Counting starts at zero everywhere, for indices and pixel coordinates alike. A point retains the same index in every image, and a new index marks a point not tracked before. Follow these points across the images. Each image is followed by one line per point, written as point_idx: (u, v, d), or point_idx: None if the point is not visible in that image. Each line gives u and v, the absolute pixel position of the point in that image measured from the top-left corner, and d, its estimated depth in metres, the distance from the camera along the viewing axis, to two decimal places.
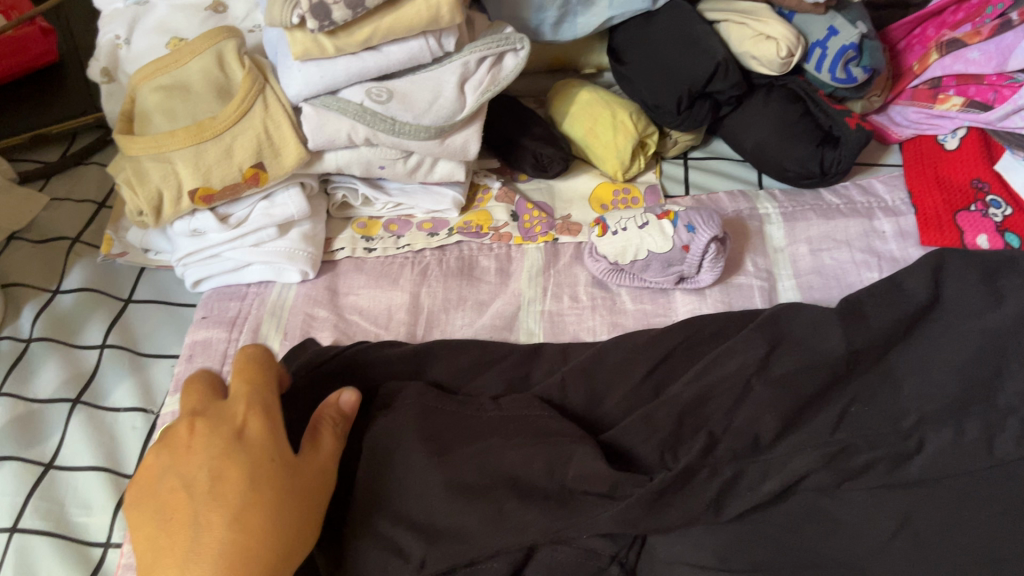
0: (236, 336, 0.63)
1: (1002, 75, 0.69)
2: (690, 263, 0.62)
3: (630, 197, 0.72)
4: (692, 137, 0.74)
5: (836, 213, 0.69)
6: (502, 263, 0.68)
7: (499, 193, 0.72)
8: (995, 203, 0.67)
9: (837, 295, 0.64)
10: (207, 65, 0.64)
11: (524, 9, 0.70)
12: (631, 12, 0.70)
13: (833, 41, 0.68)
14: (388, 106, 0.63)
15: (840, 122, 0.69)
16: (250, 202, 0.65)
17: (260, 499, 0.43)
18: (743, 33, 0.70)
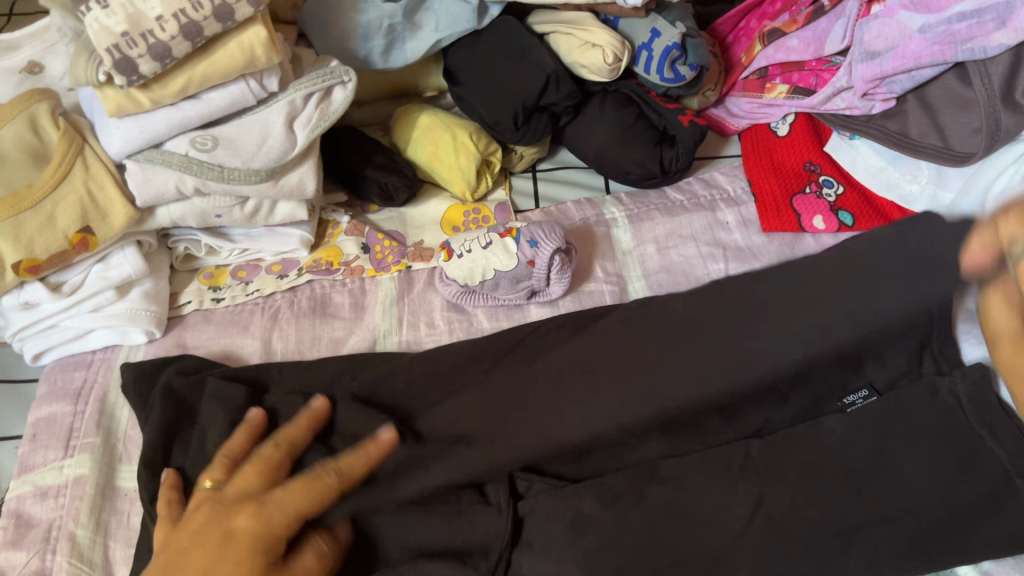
0: (82, 408, 0.61)
1: (821, 60, 0.71)
2: (538, 277, 0.62)
3: (480, 216, 0.72)
4: (536, 150, 0.75)
5: (680, 209, 0.71)
6: (356, 297, 0.67)
7: (349, 226, 0.71)
8: (828, 183, 0.70)
9: (685, 291, 0.65)
10: (19, 130, 0.61)
11: (350, 41, 0.70)
12: (458, 33, 0.71)
13: (657, 43, 0.70)
14: (215, 153, 0.62)
15: (674, 120, 0.70)
16: (83, 266, 0.63)
17: None
18: (570, 43, 0.70)
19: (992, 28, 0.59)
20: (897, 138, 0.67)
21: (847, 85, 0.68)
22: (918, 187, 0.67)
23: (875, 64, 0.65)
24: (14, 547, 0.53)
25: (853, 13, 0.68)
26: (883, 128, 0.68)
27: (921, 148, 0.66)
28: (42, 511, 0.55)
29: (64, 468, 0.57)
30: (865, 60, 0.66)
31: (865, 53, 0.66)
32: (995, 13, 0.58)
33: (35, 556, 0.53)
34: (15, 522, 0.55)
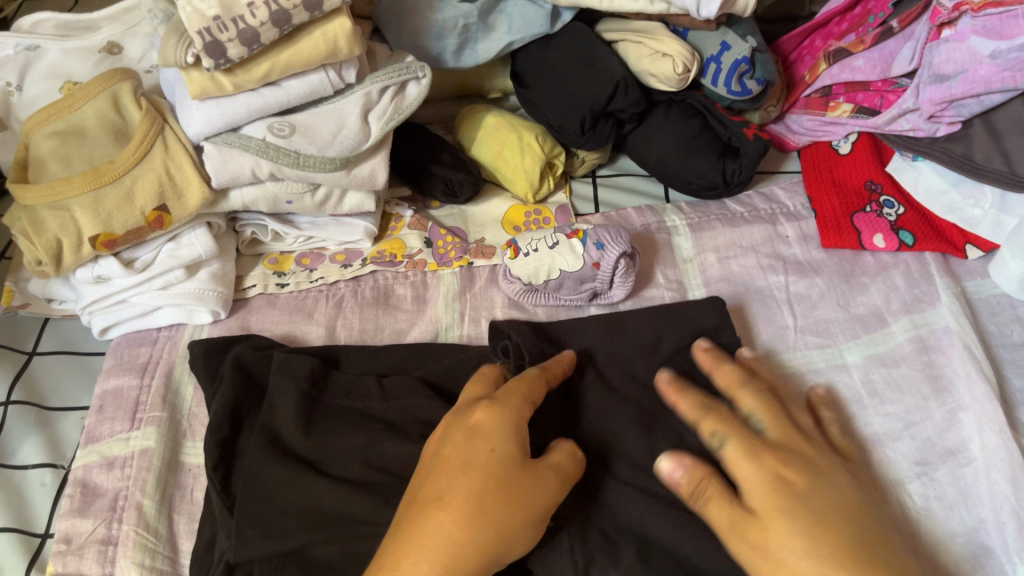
0: (147, 382, 0.62)
1: (887, 81, 0.72)
2: (601, 279, 0.64)
3: (541, 217, 0.73)
4: (598, 155, 0.75)
5: (740, 220, 0.71)
6: (418, 290, 0.68)
7: (412, 220, 0.72)
8: (888, 203, 0.71)
9: (745, 301, 0.66)
10: (102, 108, 0.63)
11: (425, 37, 0.71)
12: (531, 35, 0.72)
13: (726, 56, 0.70)
14: (292, 139, 0.63)
15: (739, 133, 0.71)
16: (155, 244, 0.64)
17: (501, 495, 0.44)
18: (640, 52, 0.71)
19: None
20: (961, 162, 0.67)
21: (913, 107, 0.69)
22: (981, 212, 0.67)
23: (944, 87, 0.66)
24: (82, 514, 0.54)
25: (924, 36, 0.68)
26: (949, 151, 0.68)
27: (986, 173, 0.66)
28: (109, 480, 0.56)
29: (130, 440, 0.58)
30: (934, 82, 0.66)
31: (934, 75, 0.66)
32: None
33: (101, 525, 0.54)
34: (82, 490, 0.56)
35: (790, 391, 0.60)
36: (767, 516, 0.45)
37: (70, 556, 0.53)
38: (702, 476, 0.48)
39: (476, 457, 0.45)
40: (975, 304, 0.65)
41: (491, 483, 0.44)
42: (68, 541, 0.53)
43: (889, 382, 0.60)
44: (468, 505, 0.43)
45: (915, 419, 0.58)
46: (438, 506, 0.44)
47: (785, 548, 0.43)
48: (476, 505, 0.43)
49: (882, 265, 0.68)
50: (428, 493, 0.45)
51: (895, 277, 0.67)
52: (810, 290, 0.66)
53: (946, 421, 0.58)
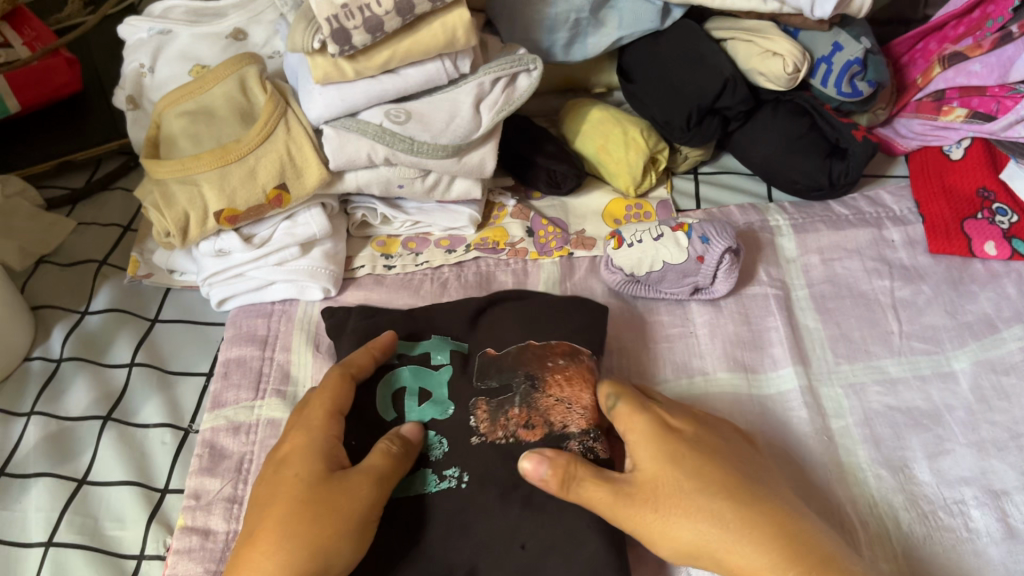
0: (269, 354, 0.65)
1: (1004, 86, 0.71)
2: (704, 274, 0.64)
3: (642, 212, 0.73)
4: (701, 152, 0.76)
5: (845, 223, 0.71)
6: (519, 278, 0.69)
7: (514, 209, 0.73)
8: (1001, 211, 0.69)
9: (849, 304, 0.66)
10: (230, 90, 0.66)
11: (536, 31, 0.72)
12: (640, 31, 0.72)
13: (838, 57, 0.70)
14: (407, 126, 0.65)
15: (847, 135, 0.70)
16: (272, 222, 0.67)
17: (303, 516, 0.45)
18: (749, 50, 0.71)
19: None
20: None
21: None
22: None
23: None
24: (210, 473, 0.57)
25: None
26: None
27: None
28: (235, 444, 0.59)
29: (256, 408, 0.61)
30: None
31: None
32: None
33: (228, 484, 0.57)
34: (210, 451, 0.59)
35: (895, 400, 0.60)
36: (651, 474, 0.46)
37: (198, 511, 0.55)
38: (567, 464, 0.47)
39: (279, 484, 0.47)
40: None
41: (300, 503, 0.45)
42: (197, 497, 0.56)
43: (998, 390, 0.60)
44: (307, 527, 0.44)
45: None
46: (260, 528, 0.45)
47: (681, 513, 0.44)
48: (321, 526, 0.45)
49: (993, 273, 0.67)
50: (292, 483, 0.47)
51: (1006, 286, 0.66)
52: (916, 296, 0.66)
53: None
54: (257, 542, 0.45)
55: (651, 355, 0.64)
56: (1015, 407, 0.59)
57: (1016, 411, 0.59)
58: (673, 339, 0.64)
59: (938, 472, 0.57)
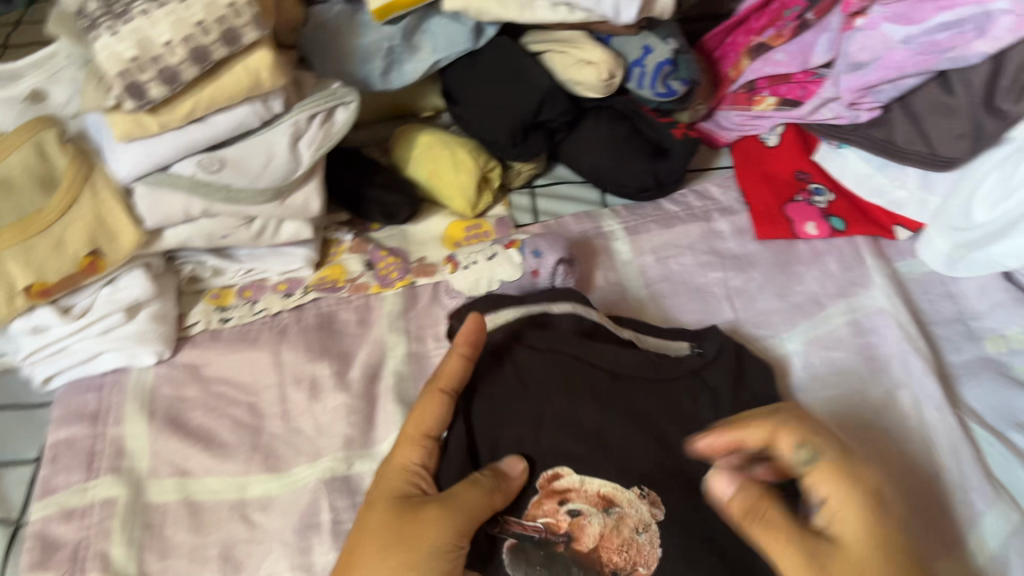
0: (101, 431, 0.62)
1: (807, 72, 0.73)
2: (542, 287, 0.65)
3: (481, 231, 0.73)
4: (534, 165, 0.76)
5: (675, 220, 0.73)
6: (362, 314, 0.67)
7: (351, 244, 0.71)
8: (817, 191, 0.73)
9: (685, 300, 0.68)
10: (26, 157, 0.61)
11: (350, 62, 0.71)
12: (455, 53, 0.72)
13: (649, 60, 0.72)
14: (221, 175, 0.63)
15: (667, 135, 0.73)
16: (91, 290, 0.63)
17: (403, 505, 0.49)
18: (564, 61, 0.73)
19: (973, 36, 0.60)
20: (883, 145, 0.69)
21: (834, 95, 0.71)
22: (905, 193, 0.70)
23: (861, 75, 0.67)
24: (42, 568, 0.55)
25: (838, 26, 0.69)
26: (870, 136, 0.70)
27: (908, 155, 0.68)
28: (69, 531, 0.56)
29: (88, 490, 0.58)
30: (851, 71, 0.68)
31: (850, 64, 0.68)
32: (975, 24, 0.60)
33: None
34: (41, 543, 0.56)
35: None
36: None
37: None
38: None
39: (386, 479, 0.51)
40: (906, 284, 0.67)
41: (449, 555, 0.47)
42: None
43: (829, 365, 0.63)
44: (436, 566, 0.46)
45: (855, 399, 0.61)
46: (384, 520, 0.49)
47: None
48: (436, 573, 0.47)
49: (815, 252, 0.70)
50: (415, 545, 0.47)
51: (828, 262, 0.69)
52: (748, 284, 0.68)
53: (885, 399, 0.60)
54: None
55: None
56: (845, 378, 0.62)
57: (846, 381, 0.62)
58: None
59: None
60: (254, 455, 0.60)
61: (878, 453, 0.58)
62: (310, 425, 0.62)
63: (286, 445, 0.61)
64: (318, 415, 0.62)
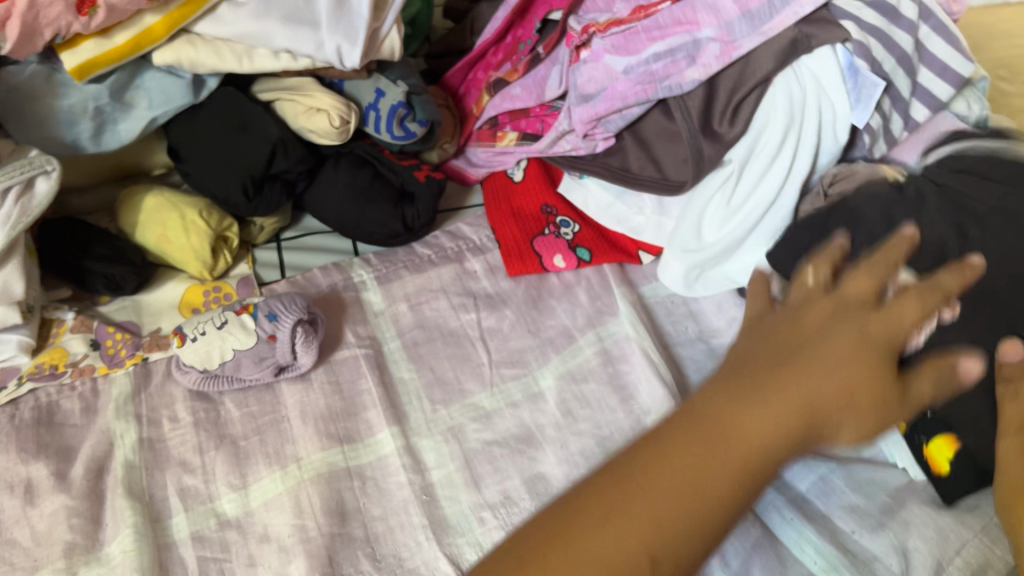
0: None
1: (544, 106, 0.74)
2: (281, 352, 0.62)
3: (221, 293, 0.69)
4: (277, 219, 0.73)
5: (428, 264, 0.72)
6: (88, 401, 0.62)
7: (75, 323, 0.65)
8: (565, 223, 0.74)
9: (440, 345, 0.66)
10: None
11: (54, 126, 0.65)
12: (174, 108, 0.68)
13: (383, 103, 0.70)
14: None
15: (410, 178, 0.72)
16: None
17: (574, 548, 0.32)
18: (294, 109, 0.69)
19: (686, 65, 0.64)
20: (620, 173, 0.71)
21: (569, 128, 0.71)
22: (644, 219, 0.72)
23: (591, 106, 0.68)
24: None
25: (567, 59, 0.70)
26: (609, 166, 0.71)
27: (642, 181, 0.70)
28: None
29: None
30: (582, 103, 0.69)
31: (580, 96, 0.69)
32: (686, 52, 0.64)
33: None
34: None
35: (494, 433, 0.61)
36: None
37: None
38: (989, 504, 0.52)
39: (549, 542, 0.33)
40: (651, 308, 0.69)
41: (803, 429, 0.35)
42: None
43: (581, 399, 0.63)
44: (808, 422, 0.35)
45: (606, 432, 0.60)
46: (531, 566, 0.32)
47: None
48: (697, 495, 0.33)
49: (565, 285, 0.71)
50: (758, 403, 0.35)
51: (578, 294, 0.70)
52: (501, 323, 0.68)
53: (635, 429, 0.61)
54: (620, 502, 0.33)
55: (242, 453, 0.59)
56: (597, 411, 0.62)
57: (599, 414, 0.62)
58: (264, 429, 0.61)
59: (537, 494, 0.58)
60: None
61: None
62: (25, 535, 0.55)
63: None
64: (34, 522, 0.55)
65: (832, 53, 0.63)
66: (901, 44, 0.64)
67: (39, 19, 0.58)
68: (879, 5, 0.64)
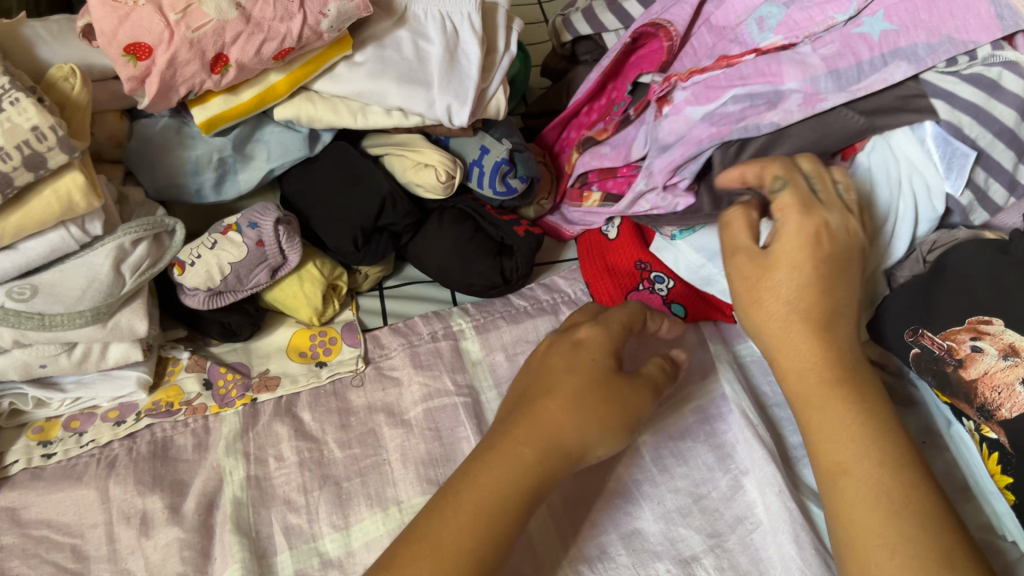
0: None
1: (630, 167, 0.75)
2: (271, 253, 0.67)
3: (327, 339, 0.71)
4: (381, 269, 0.75)
5: (524, 315, 0.73)
6: (200, 437, 0.65)
7: (189, 362, 0.69)
8: (659, 279, 0.75)
9: None
10: None
11: (180, 175, 0.69)
12: (291, 161, 0.72)
13: (487, 159, 0.73)
14: (33, 302, 0.59)
15: (510, 232, 0.74)
16: None
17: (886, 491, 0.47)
18: (404, 163, 0.73)
19: (765, 109, 0.64)
20: (708, 233, 0.69)
21: (647, 188, 0.70)
22: None
23: (667, 157, 0.68)
24: None
25: (651, 117, 0.71)
26: (693, 225, 0.70)
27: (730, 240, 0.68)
28: None
29: None
30: (660, 154, 0.69)
31: (659, 148, 0.69)
32: (766, 100, 0.64)
33: None
34: None
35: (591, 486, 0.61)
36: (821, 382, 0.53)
37: None
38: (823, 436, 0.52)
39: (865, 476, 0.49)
40: (748, 367, 0.69)
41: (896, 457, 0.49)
42: None
43: (677, 456, 0.63)
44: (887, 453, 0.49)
45: (704, 490, 0.61)
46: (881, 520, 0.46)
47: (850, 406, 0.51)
48: (908, 497, 0.47)
49: None
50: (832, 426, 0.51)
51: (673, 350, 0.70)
52: None
53: (732, 488, 0.60)
54: (850, 510, 0.48)
55: (345, 494, 0.61)
56: (693, 469, 0.62)
57: (695, 472, 0.62)
58: (366, 471, 0.62)
59: (634, 550, 0.58)
60: None
61: (727, 545, 0.57)
62: (139, 566, 0.57)
63: None
64: (149, 553, 0.57)
65: (918, 129, 0.62)
66: (1001, 118, 0.60)
67: (175, 77, 0.62)
68: (976, 79, 0.60)
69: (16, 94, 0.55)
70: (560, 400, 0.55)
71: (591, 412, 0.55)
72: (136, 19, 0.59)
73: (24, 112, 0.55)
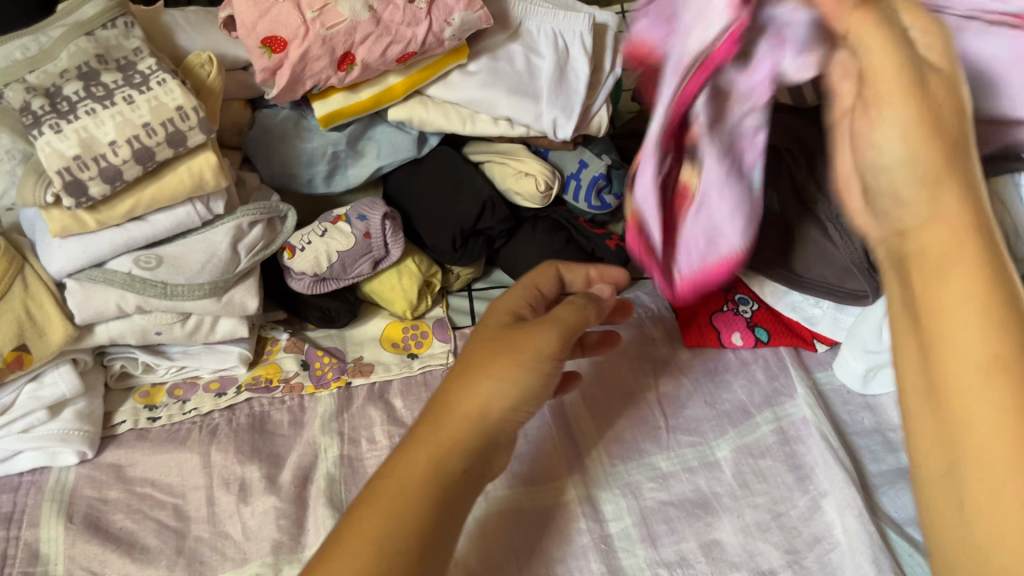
0: (15, 533, 0.58)
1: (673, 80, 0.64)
2: (376, 246, 0.70)
3: (420, 332, 0.74)
4: (473, 270, 0.78)
5: None
6: (296, 415, 0.67)
7: (288, 343, 0.72)
8: (744, 301, 0.77)
9: (619, 403, 0.69)
10: None
11: (295, 166, 0.73)
12: (399, 160, 0.75)
13: (585, 173, 0.76)
14: (158, 271, 0.63)
15: (602, 245, 0.76)
16: (16, 386, 0.61)
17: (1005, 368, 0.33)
18: (504, 171, 0.76)
19: None
20: (788, 275, 0.70)
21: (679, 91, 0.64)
22: (820, 311, 0.72)
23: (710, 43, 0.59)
24: None
25: None
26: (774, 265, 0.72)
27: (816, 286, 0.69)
28: None
29: None
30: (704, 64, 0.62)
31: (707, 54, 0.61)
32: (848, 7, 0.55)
33: None
34: None
35: (671, 493, 0.63)
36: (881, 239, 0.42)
37: None
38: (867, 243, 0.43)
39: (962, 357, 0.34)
40: (827, 394, 0.71)
41: (990, 256, 0.36)
42: None
43: (757, 474, 0.64)
44: (973, 226, 0.36)
45: (783, 508, 0.62)
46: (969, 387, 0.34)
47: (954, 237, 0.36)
48: (998, 311, 0.34)
49: (742, 361, 0.73)
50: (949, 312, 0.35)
51: (755, 371, 0.72)
52: (678, 390, 0.70)
53: (811, 508, 0.61)
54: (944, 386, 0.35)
55: None
56: (772, 487, 0.63)
57: (774, 490, 0.63)
58: None
59: (713, 559, 0.59)
60: (177, 560, 0.58)
61: (805, 562, 0.59)
62: (237, 529, 0.59)
63: (211, 549, 0.58)
64: (246, 518, 0.60)
65: None
66: None
67: (305, 71, 0.66)
68: None
69: (164, 75, 0.59)
70: (476, 365, 0.50)
71: (506, 352, 0.50)
72: (276, 14, 0.63)
73: (171, 92, 0.59)
